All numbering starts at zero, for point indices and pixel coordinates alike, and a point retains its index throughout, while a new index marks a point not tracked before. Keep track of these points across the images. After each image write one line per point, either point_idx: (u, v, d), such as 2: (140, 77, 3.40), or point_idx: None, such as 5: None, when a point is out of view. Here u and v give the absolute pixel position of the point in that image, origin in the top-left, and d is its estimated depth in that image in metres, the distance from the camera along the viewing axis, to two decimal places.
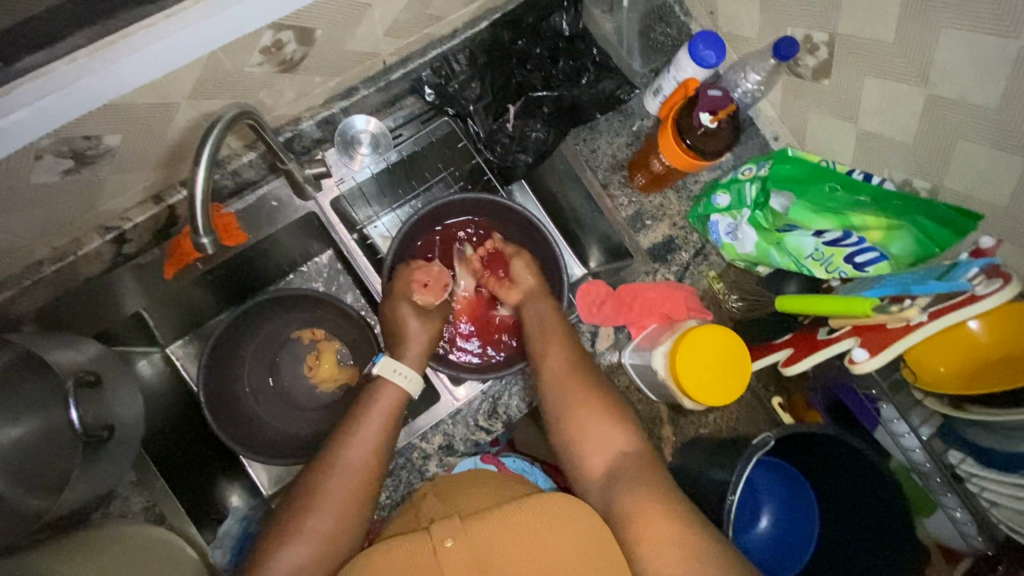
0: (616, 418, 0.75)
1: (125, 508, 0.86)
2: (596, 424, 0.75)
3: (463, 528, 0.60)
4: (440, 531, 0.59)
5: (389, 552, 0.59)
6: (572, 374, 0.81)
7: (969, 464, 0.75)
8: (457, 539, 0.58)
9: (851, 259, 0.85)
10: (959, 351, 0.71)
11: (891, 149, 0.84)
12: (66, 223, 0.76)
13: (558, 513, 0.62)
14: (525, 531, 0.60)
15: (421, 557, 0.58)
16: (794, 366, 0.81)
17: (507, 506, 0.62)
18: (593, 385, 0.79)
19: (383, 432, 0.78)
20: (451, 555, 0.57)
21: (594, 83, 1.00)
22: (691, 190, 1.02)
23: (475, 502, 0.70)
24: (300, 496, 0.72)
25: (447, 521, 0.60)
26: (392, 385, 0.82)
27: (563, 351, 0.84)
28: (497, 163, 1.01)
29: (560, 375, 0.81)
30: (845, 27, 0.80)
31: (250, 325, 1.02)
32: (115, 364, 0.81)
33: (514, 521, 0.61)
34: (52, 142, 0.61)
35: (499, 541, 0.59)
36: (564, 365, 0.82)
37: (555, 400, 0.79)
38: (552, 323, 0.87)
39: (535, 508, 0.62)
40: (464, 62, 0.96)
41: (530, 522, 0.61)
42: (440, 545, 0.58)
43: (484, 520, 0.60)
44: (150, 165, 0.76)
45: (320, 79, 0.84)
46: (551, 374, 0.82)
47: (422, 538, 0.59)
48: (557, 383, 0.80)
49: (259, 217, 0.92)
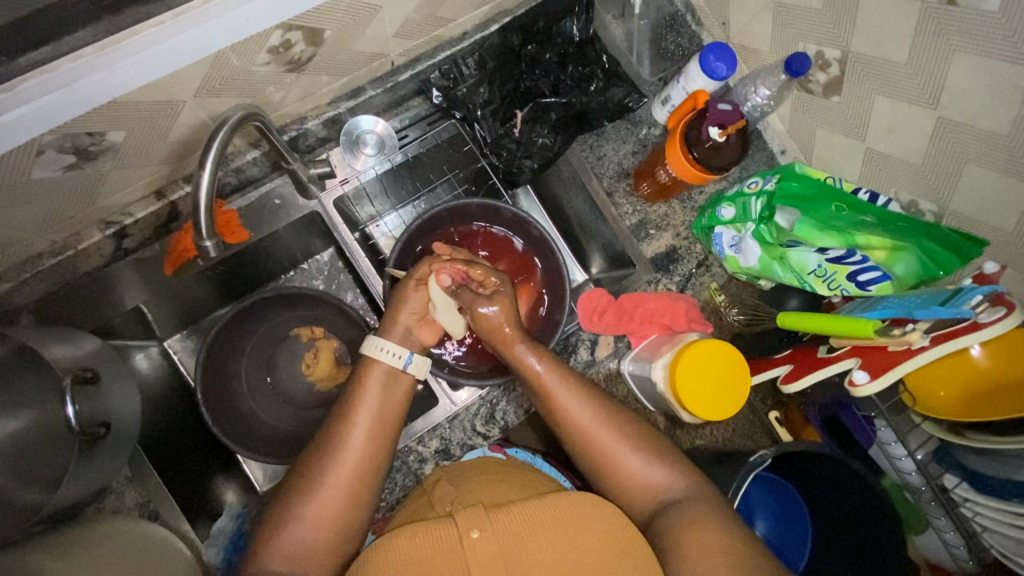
0: (650, 452, 0.73)
1: (120, 503, 0.85)
2: (632, 462, 0.73)
3: (489, 521, 0.58)
4: (466, 520, 0.58)
5: (411, 538, 0.58)
6: (602, 425, 0.74)
7: (964, 489, 0.74)
8: (484, 531, 0.57)
9: (854, 277, 0.86)
10: (958, 377, 0.71)
11: (899, 169, 0.84)
12: (67, 217, 0.75)
13: (580, 518, 0.61)
14: (553, 527, 0.59)
15: (444, 546, 0.57)
16: (792, 384, 0.82)
17: (533, 503, 0.61)
18: (622, 428, 0.74)
19: (382, 420, 0.75)
20: (479, 547, 0.56)
21: (603, 90, 0.99)
22: (696, 201, 1.02)
23: (494, 493, 0.70)
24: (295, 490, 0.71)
25: (471, 512, 0.59)
26: (379, 362, 0.77)
27: (584, 401, 0.76)
28: (503, 167, 1.00)
29: (587, 432, 0.74)
30: (858, 44, 0.80)
31: (249, 321, 1.01)
32: (113, 359, 0.80)
33: (540, 515, 0.60)
34: (55, 138, 0.60)
35: (527, 544, 0.57)
36: (590, 417, 0.75)
37: (584, 449, 0.74)
38: (551, 383, 0.76)
39: (560, 506, 0.61)
40: (473, 66, 0.96)
41: (556, 518, 0.60)
42: (466, 535, 0.57)
43: (509, 513, 0.60)
44: (156, 160, 0.75)
45: (328, 78, 0.83)
46: (568, 430, 0.75)
47: (448, 524, 0.58)
48: (582, 436, 0.74)
49: (262, 215, 0.91)
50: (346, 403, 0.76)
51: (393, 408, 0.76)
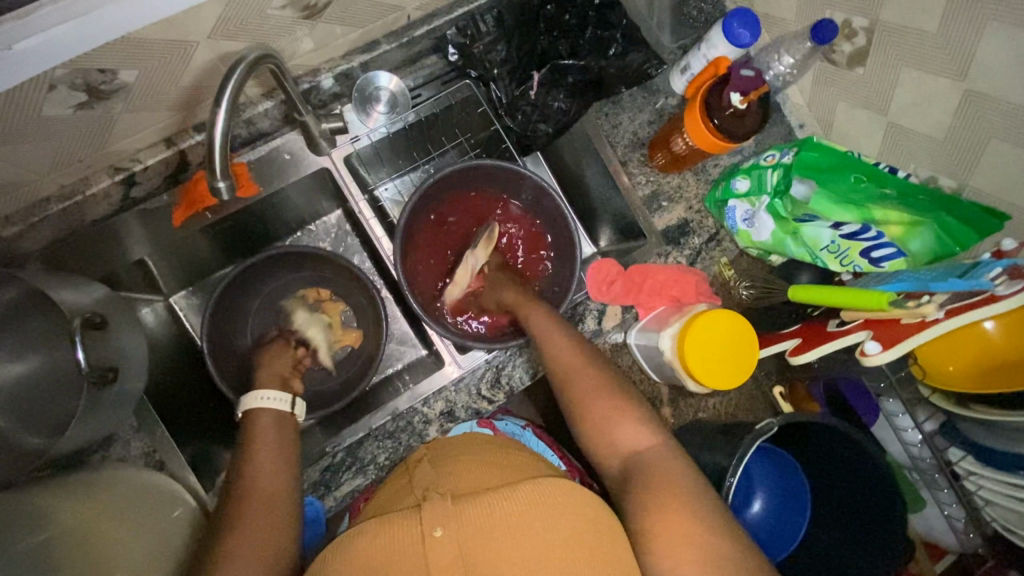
0: (627, 405, 0.73)
1: (125, 452, 0.85)
2: (610, 412, 0.72)
3: (454, 518, 0.54)
4: (430, 517, 0.54)
5: (374, 538, 0.55)
6: (585, 367, 0.76)
7: (970, 462, 0.75)
8: (446, 529, 0.53)
9: (867, 254, 0.86)
10: (969, 351, 0.71)
11: (920, 145, 0.83)
12: (74, 160, 0.74)
13: (540, 509, 0.55)
14: (517, 518, 0.54)
15: (406, 547, 0.53)
16: (800, 356, 0.82)
17: (492, 492, 0.56)
18: (603, 373, 0.76)
19: (279, 450, 0.77)
20: (440, 548, 0.52)
21: (622, 55, 0.96)
22: (711, 173, 1.01)
23: (466, 476, 0.64)
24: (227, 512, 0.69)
25: (437, 507, 0.55)
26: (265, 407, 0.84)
27: (574, 343, 0.79)
28: (517, 131, 1.00)
29: (575, 372, 0.76)
30: (888, 13, 0.78)
31: (254, 279, 1.01)
32: (121, 307, 0.79)
33: (498, 505, 0.55)
34: (67, 72, 0.59)
35: (486, 546, 0.52)
36: (576, 358, 0.78)
37: (566, 390, 0.76)
38: (544, 322, 0.83)
39: (523, 501, 0.56)
40: (491, 23, 0.94)
41: (514, 514, 0.55)
42: (428, 534, 0.53)
43: (471, 505, 0.55)
44: (167, 105, 0.74)
45: (342, 29, 0.81)
46: (558, 370, 0.78)
47: (410, 523, 0.54)
48: (570, 373, 0.77)
49: (271, 170, 0.90)
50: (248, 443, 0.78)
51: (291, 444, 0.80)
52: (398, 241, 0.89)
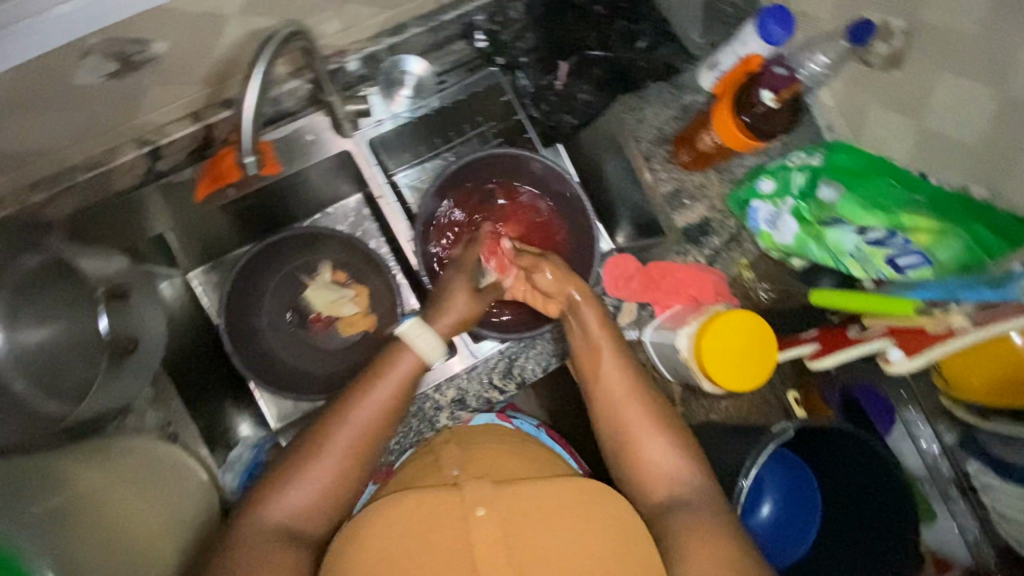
0: (673, 440, 0.74)
1: (141, 423, 0.90)
2: (652, 444, 0.73)
3: (494, 499, 0.59)
4: (472, 497, 0.58)
5: (417, 509, 0.59)
6: (633, 400, 0.76)
7: (984, 473, 0.77)
8: (488, 509, 0.57)
9: (892, 261, 0.82)
10: (993, 366, 0.69)
11: (953, 152, 0.81)
12: (102, 130, 0.74)
13: (577, 501, 0.61)
14: (559, 514, 0.59)
15: (449, 522, 0.57)
16: (821, 360, 0.81)
17: (539, 487, 0.61)
18: (650, 399, 0.76)
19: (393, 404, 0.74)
20: (484, 526, 0.56)
21: (651, 48, 0.97)
22: (734, 173, 0.99)
23: (502, 467, 0.69)
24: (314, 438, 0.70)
25: (478, 488, 0.60)
26: (412, 352, 0.76)
27: (624, 373, 0.78)
28: (541, 120, 1.00)
29: (623, 397, 0.76)
30: (928, 15, 0.77)
31: (271, 259, 1.01)
32: (141, 280, 0.80)
33: (547, 503, 0.60)
34: (101, 41, 0.59)
35: (527, 526, 0.57)
36: (626, 389, 0.77)
37: (608, 420, 0.76)
38: (605, 345, 0.80)
39: (560, 491, 0.61)
40: (521, 10, 0.93)
41: (553, 502, 0.60)
42: (471, 512, 0.57)
43: (516, 494, 0.60)
44: (196, 80, 0.74)
45: (372, 10, 0.81)
46: (604, 392, 0.78)
47: (453, 500, 0.58)
48: (615, 403, 0.76)
49: (295, 150, 0.90)
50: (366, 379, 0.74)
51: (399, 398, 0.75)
52: (422, 223, 0.91)
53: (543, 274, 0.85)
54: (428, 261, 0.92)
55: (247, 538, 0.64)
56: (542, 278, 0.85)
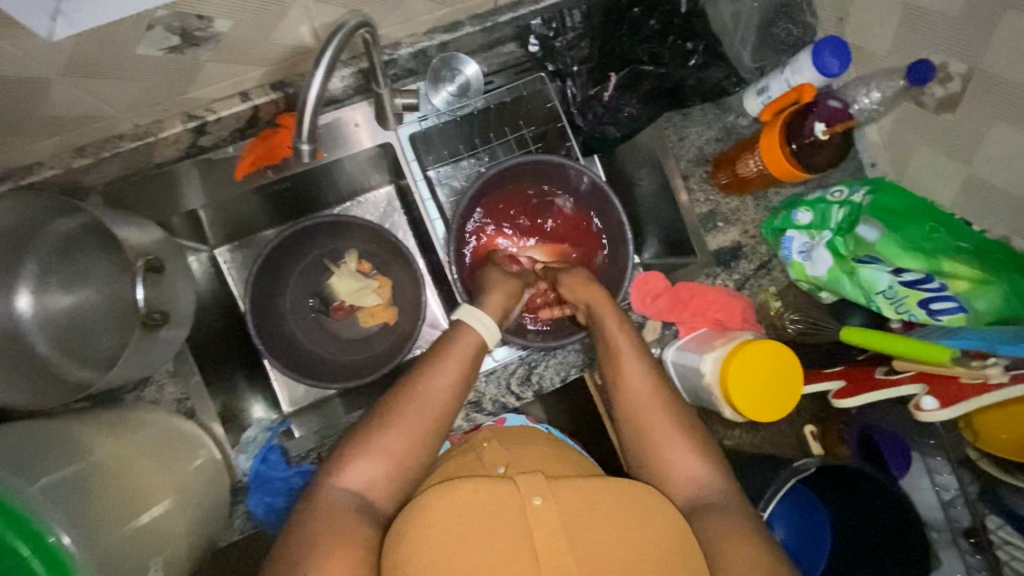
0: (699, 448, 0.75)
1: (158, 396, 0.86)
2: (679, 449, 0.74)
3: (550, 490, 0.61)
4: (527, 487, 0.60)
5: (472, 495, 0.60)
6: (655, 403, 0.77)
7: (1007, 531, 0.76)
8: (546, 499, 0.59)
9: (926, 305, 0.83)
10: (1021, 419, 0.68)
11: (1000, 201, 0.80)
12: (153, 101, 0.74)
13: (625, 499, 0.64)
14: (613, 510, 0.61)
15: (507, 509, 0.59)
16: (847, 399, 0.80)
17: (594, 482, 0.63)
18: (672, 403, 0.78)
19: (459, 385, 0.77)
20: (543, 513, 0.58)
21: (702, 68, 0.95)
22: (770, 201, 0.99)
23: (548, 465, 0.73)
24: (389, 409, 0.75)
25: (533, 480, 0.61)
26: (473, 331, 0.81)
27: (649, 373, 0.79)
28: (585, 131, 0.99)
29: (646, 403, 0.77)
30: (990, 61, 0.75)
31: (302, 244, 1.01)
32: (176, 253, 0.79)
33: (601, 497, 0.62)
34: (168, 14, 0.59)
35: (584, 518, 0.59)
36: (648, 391, 0.78)
37: (633, 422, 0.77)
38: (627, 349, 0.81)
39: (611, 489, 0.63)
40: (578, 18, 0.92)
41: (605, 499, 0.62)
42: (529, 501, 0.59)
43: (572, 487, 0.62)
44: (252, 60, 0.73)
45: (431, 5, 0.80)
46: (626, 396, 0.79)
47: (510, 489, 0.60)
48: (635, 400, 0.78)
49: (339, 138, 0.90)
50: (436, 355, 0.78)
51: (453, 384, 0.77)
52: (456, 223, 0.89)
53: (572, 276, 0.89)
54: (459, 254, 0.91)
55: (321, 497, 0.68)
56: (570, 281, 0.88)
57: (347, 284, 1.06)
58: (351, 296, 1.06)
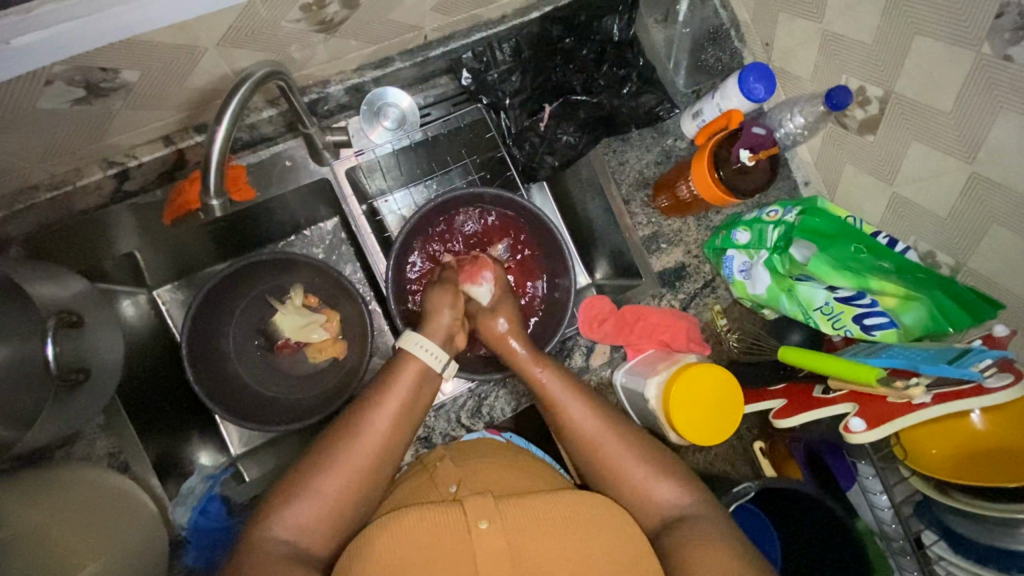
0: (655, 467, 0.71)
1: (89, 450, 0.84)
2: (633, 470, 0.70)
3: (499, 512, 0.57)
4: (475, 510, 0.57)
5: (416, 522, 0.56)
6: (602, 437, 0.72)
7: (941, 547, 0.74)
8: (493, 522, 0.56)
9: (860, 320, 0.85)
10: (952, 435, 0.71)
11: (923, 219, 0.83)
12: (67, 151, 0.72)
13: (584, 515, 0.60)
14: (563, 525, 0.58)
15: (452, 535, 0.55)
16: (786, 421, 0.83)
17: (543, 500, 0.60)
18: (621, 434, 0.73)
19: (403, 412, 0.72)
20: (488, 539, 0.55)
21: (634, 95, 0.96)
22: (711, 220, 1.00)
23: (505, 478, 0.67)
24: (327, 452, 0.68)
25: (481, 501, 0.58)
26: (418, 360, 0.76)
27: (588, 408, 0.75)
28: (523, 160, 0.98)
29: (590, 443, 0.73)
30: (902, 86, 0.78)
31: (242, 282, 0.99)
32: (100, 303, 0.77)
33: (556, 515, 0.59)
34: (67, 69, 0.57)
35: (534, 537, 0.56)
36: (593, 425, 0.73)
37: (586, 455, 0.73)
38: (554, 391, 0.76)
39: (569, 505, 0.60)
40: (508, 52, 0.92)
41: (561, 516, 0.59)
42: (474, 526, 0.56)
43: (519, 505, 0.58)
44: (168, 106, 0.72)
45: (357, 43, 0.80)
46: (570, 439, 0.75)
47: (455, 514, 0.57)
48: (578, 435, 0.74)
49: (270, 175, 0.88)
50: (378, 389, 0.74)
51: (391, 424, 0.71)
52: (396, 248, 0.88)
53: (495, 325, 0.84)
54: (398, 286, 0.90)
55: (250, 549, 0.63)
56: (492, 328, 0.84)
57: (290, 320, 1.03)
58: (295, 333, 1.03)
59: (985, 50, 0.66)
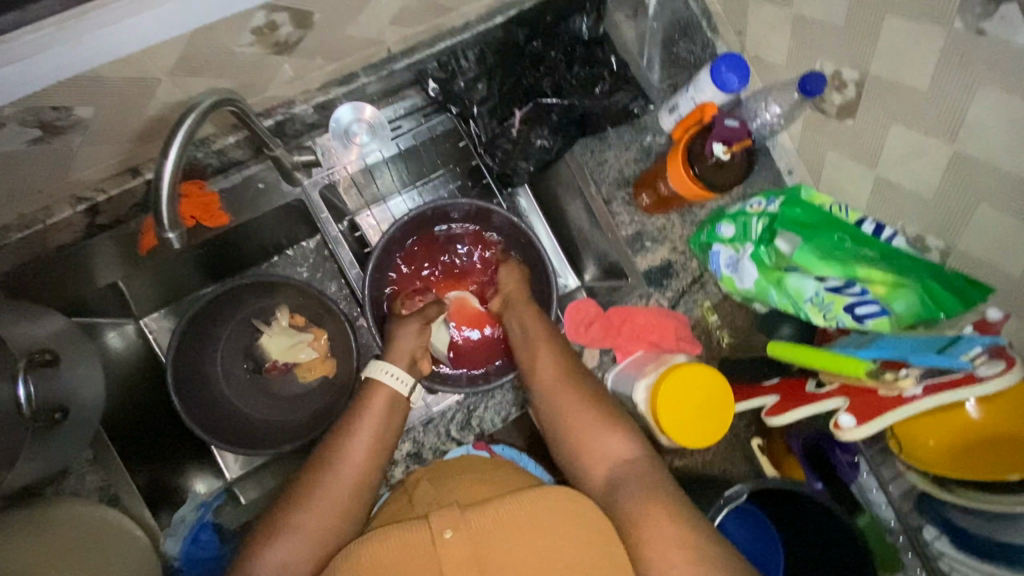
0: (613, 422, 0.73)
1: (78, 485, 0.88)
2: (603, 440, 0.71)
3: (463, 519, 0.56)
4: (439, 520, 0.56)
5: (384, 542, 0.56)
6: (568, 383, 0.77)
7: (942, 542, 0.73)
8: (456, 530, 0.55)
9: (852, 310, 0.79)
10: (950, 426, 0.69)
11: (908, 202, 0.80)
12: (36, 189, 0.72)
13: (552, 510, 0.58)
14: (529, 526, 0.56)
15: (416, 546, 0.55)
16: (777, 418, 0.79)
17: (508, 500, 0.58)
18: (585, 386, 0.77)
19: (383, 427, 0.74)
20: (452, 546, 0.54)
21: (608, 94, 0.95)
22: (697, 216, 0.98)
23: (478, 488, 0.66)
24: (305, 480, 0.69)
25: (445, 510, 0.57)
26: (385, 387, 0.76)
27: (558, 359, 0.80)
28: (497, 169, 0.97)
29: (557, 387, 0.77)
30: (878, 67, 0.75)
31: (226, 306, 0.98)
32: (78, 339, 0.77)
33: (521, 514, 0.57)
34: (18, 110, 0.57)
35: (499, 540, 0.55)
36: (559, 371, 0.79)
37: (556, 412, 0.76)
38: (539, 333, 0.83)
39: (537, 503, 0.58)
40: (473, 60, 0.91)
41: (529, 517, 0.57)
42: (438, 535, 0.55)
43: (484, 510, 0.57)
44: (129, 138, 0.72)
45: (320, 61, 0.79)
46: (540, 383, 0.79)
47: (420, 525, 0.56)
48: (556, 398, 0.77)
49: (244, 199, 0.88)
50: (356, 412, 0.74)
51: (365, 442, 0.72)
52: (373, 259, 0.87)
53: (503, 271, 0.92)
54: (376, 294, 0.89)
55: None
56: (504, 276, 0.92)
57: (278, 342, 1.03)
58: (284, 353, 1.03)
59: (958, 26, 0.64)
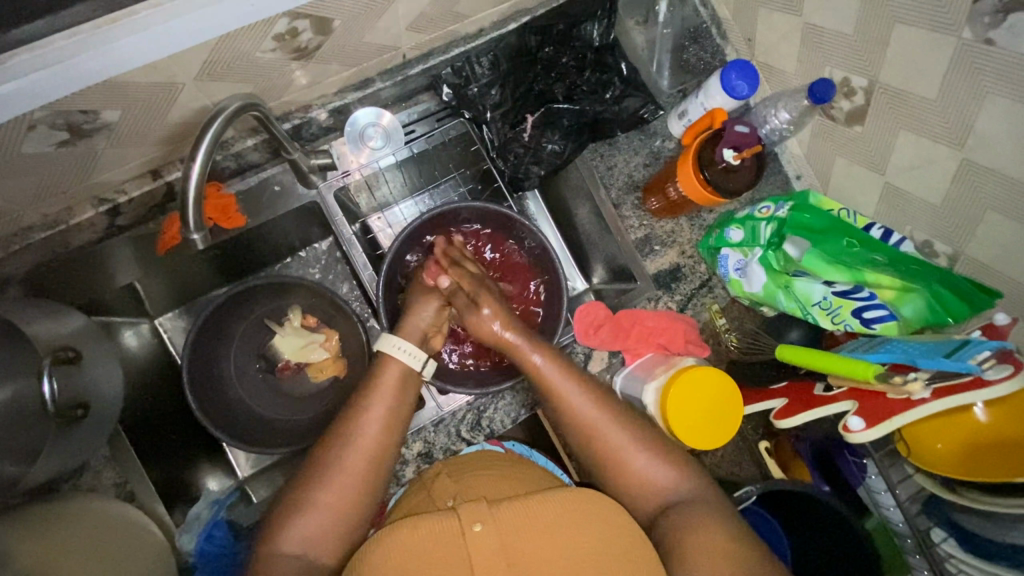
0: (659, 454, 0.71)
1: (95, 482, 0.86)
2: (655, 475, 0.70)
3: (491, 514, 0.57)
4: (468, 514, 0.57)
5: (412, 533, 0.56)
6: (609, 423, 0.72)
7: (950, 544, 0.72)
8: (486, 524, 0.56)
9: (859, 314, 0.83)
10: (957, 429, 0.70)
11: (916, 208, 0.81)
12: (60, 190, 0.74)
13: (579, 510, 0.59)
14: (558, 523, 0.58)
15: (446, 539, 0.56)
16: (787, 420, 0.81)
17: (536, 498, 0.60)
18: (625, 425, 0.72)
19: (392, 414, 0.73)
20: (484, 540, 0.55)
21: (618, 99, 0.96)
22: (705, 220, 0.99)
23: (500, 485, 0.67)
24: (315, 469, 0.69)
25: (474, 506, 0.58)
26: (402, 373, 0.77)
27: (588, 397, 0.74)
28: (509, 173, 0.98)
29: (591, 426, 0.72)
30: (886, 75, 0.76)
31: (240, 306, 1.00)
32: (99, 336, 0.79)
33: (550, 513, 0.58)
34: (48, 114, 0.59)
35: (530, 537, 0.56)
36: (595, 413, 0.73)
37: (594, 451, 0.72)
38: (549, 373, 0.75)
39: (564, 501, 0.60)
40: (487, 65, 0.92)
41: (557, 514, 0.58)
42: (468, 529, 0.56)
43: (513, 506, 0.58)
44: (151, 141, 0.73)
45: (337, 67, 0.81)
46: (570, 425, 0.74)
47: (449, 519, 0.57)
48: (586, 434, 0.73)
49: (260, 201, 0.89)
50: (364, 397, 0.74)
51: (375, 429, 0.72)
52: (387, 262, 0.88)
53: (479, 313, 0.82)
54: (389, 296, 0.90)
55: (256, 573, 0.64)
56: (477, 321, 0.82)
57: (288, 342, 1.04)
58: (295, 354, 1.04)
59: (966, 35, 0.65)
